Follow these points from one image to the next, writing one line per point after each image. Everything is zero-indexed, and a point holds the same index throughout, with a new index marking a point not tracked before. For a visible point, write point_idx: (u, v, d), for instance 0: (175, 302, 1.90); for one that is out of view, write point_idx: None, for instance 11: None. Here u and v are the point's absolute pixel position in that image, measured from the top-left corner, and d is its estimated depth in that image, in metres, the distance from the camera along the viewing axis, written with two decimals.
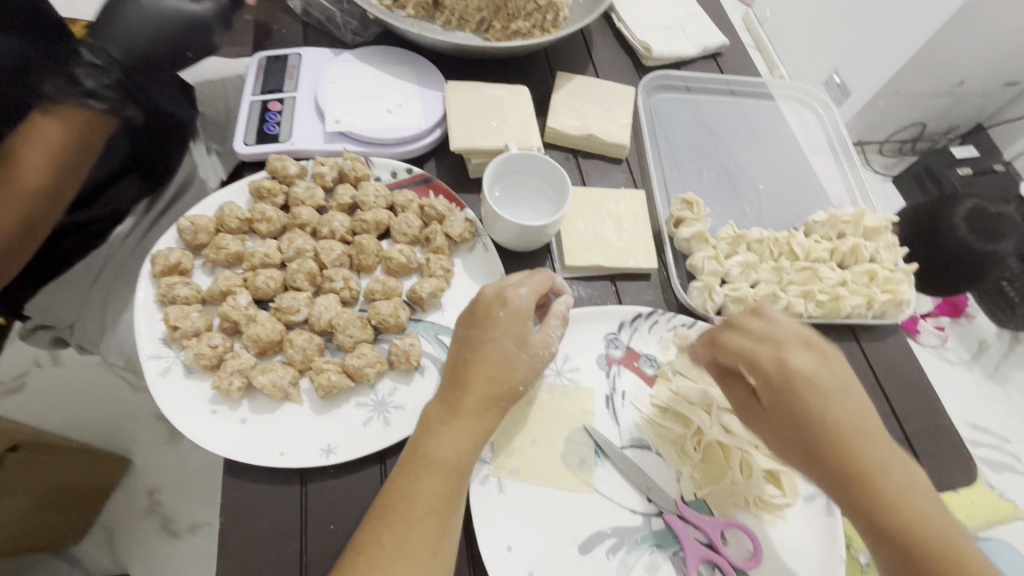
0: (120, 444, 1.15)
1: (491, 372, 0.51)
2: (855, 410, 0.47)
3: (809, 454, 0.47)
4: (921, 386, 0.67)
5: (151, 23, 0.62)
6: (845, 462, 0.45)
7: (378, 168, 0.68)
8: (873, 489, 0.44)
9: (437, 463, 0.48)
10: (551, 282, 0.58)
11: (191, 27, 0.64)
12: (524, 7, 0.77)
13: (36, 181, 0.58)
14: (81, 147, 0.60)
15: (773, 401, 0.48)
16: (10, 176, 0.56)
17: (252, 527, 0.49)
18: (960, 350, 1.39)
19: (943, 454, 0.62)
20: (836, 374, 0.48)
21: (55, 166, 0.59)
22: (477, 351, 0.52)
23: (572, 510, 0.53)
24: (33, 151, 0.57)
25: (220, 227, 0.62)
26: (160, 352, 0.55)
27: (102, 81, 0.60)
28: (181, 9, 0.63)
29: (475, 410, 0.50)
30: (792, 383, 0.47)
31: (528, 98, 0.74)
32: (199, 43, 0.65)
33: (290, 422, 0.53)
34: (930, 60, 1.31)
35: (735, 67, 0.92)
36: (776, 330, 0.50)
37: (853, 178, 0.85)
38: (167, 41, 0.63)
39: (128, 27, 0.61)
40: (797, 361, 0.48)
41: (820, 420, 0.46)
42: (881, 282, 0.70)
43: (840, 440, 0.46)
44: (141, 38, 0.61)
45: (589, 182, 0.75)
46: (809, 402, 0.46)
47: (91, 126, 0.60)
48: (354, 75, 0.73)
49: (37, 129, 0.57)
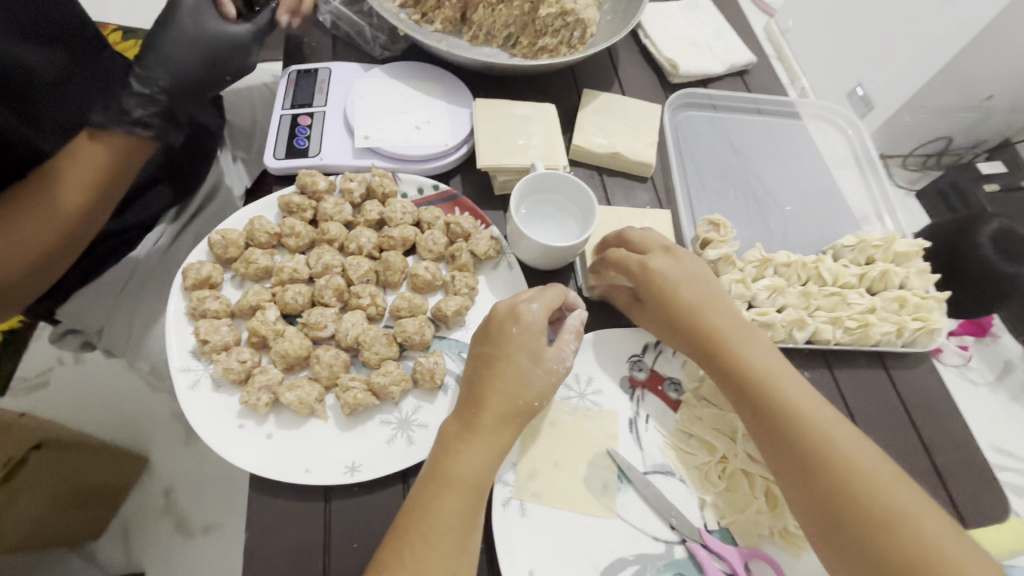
0: (139, 443, 1.17)
1: (509, 390, 0.51)
2: (704, 291, 0.58)
3: (678, 334, 0.57)
4: (951, 415, 0.65)
5: (193, 51, 0.67)
6: (704, 334, 0.55)
7: (405, 184, 0.69)
8: (726, 355, 0.54)
9: (454, 481, 0.48)
10: (563, 296, 0.58)
11: (230, 48, 0.69)
12: (551, 25, 0.77)
13: (73, 201, 0.62)
14: (120, 175, 0.66)
15: (646, 292, 0.58)
16: (54, 198, 0.61)
17: (278, 541, 0.50)
18: (986, 371, 1.35)
19: (972, 487, 0.61)
20: (693, 269, 0.59)
21: (96, 189, 0.64)
22: (493, 369, 0.52)
23: (594, 536, 0.53)
24: (77, 174, 0.62)
25: (249, 241, 0.63)
26: (190, 365, 0.56)
27: (150, 108, 0.66)
28: (221, 31, 0.68)
29: (495, 428, 0.50)
30: (658, 275, 0.58)
31: (555, 116, 0.74)
32: (235, 62, 0.70)
33: (315, 438, 0.54)
34: (960, 75, 1.28)
35: (761, 85, 0.91)
36: (648, 240, 0.61)
37: (882, 200, 0.83)
38: (207, 61, 0.68)
39: (174, 49, 0.67)
40: (661, 259, 0.59)
41: (680, 301, 0.57)
42: (912, 309, 0.69)
43: (698, 318, 0.56)
44: (185, 58, 0.67)
45: (614, 201, 0.75)
46: (671, 287, 0.57)
47: (132, 152, 0.66)
48: (382, 91, 0.73)
49: (81, 154, 0.62)
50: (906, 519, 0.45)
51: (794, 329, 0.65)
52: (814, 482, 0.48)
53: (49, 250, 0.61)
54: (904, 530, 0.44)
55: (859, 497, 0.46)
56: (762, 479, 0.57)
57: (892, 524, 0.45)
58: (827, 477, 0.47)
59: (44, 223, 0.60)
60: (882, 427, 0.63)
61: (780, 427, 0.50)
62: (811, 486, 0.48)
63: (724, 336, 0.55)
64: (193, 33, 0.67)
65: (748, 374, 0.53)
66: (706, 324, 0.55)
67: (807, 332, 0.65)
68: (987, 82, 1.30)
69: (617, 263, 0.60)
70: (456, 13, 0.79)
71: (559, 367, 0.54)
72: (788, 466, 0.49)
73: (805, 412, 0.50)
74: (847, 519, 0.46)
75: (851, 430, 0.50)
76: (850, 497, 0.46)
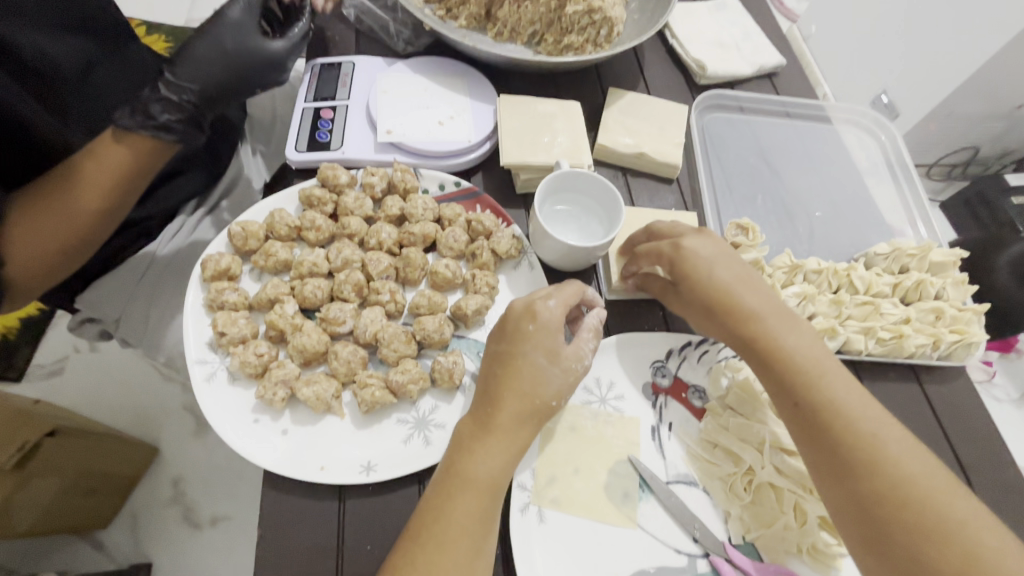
0: (150, 433, 1.17)
1: (525, 390, 0.49)
2: (744, 277, 0.55)
3: (714, 323, 0.55)
4: (988, 432, 0.63)
5: (222, 60, 0.61)
6: (742, 322, 0.53)
7: (426, 180, 0.68)
8: (765, 344, 0.52)
9: (469, 481, 0.46)
10: (580, 293, 0.56)
11: (262, 61, 0.62)
12: (578, 22, 0.75)
13: (97, 204, 0.59)
14: (143, 174, 0.61)
15: (679, 278, 0.56)
16: (73, 196, 0.58)
17: (292, 538, 0.48)
18: (1009, 388, 1.31)
19: (1009, 508, 0.58)
20: (731, 255, 0.57)
21: (114, 189, 0.59)
22: (507, 368, 0.50)
23: (614, 546, 0.51)
24: (98, 172, 0.58)
25: (269, 234, 0.63)
26: (206, 357, 0.55)
27: (175, 114, 0.59)
28: (260, 45, 0.62)
29: (511, 427, 0.48)
30: (691, 261, 0.55)
31: (579, 114, 0.72)
32: (265, 78, 0.64)
33: (331, 436, 0.52)
34: (992, 84, 1.24)
35: (791, 88, 0.89)
36: (681, 227, 0.59)
37: (914, 208, 0.81)
38: (238, 74, 0.62)
39: (206, 57, 0.60)
40: (695, 245, 0.56)
41: (716, 287, 0.54)
42: (948, 321, 0.67)
43: (735, 306, 0.53)
44: (216, 69, 0.61)
45: (638, 202, 0.73)
46: (707, 272, 0.55)
47: (155, 154, 0.61)
48: (405, 85, 0.73)
49: (104, 151, 0.59)
50: (954, 526, 0.42)
51: (824, 338, 0.63)
52: (858, 482, 0.45)
53: (61, 247, 0.59)
54: (950, 536, 0.42)
55: (903, 498, 0.44)
56: (791, 493, 0.55)
57: (941, 531, 0.42)
58: (871, 478, 0.45)
59: (61, 220, 0.58)
60: None
61: (822, 423, 0.48)
62: (852, 487, 0.46)
63: (764, 325, 0.52)
64: (231, 39, 0.61)
65: (788, 365, 0.50)
66: (744, 312, 0.53)
67: (838, 342, 0.63)
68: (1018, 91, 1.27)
69: (647, 254, 0.59)
70: (482, 10, 0.78)
71: (577, 369, 0.52)
72: (827, 463, 0.47)
73: (849, 407, 0.48)
74: (888, 522, 0.44)
75: (897, 428, 0.48)
76: (897, 504, 0.44)
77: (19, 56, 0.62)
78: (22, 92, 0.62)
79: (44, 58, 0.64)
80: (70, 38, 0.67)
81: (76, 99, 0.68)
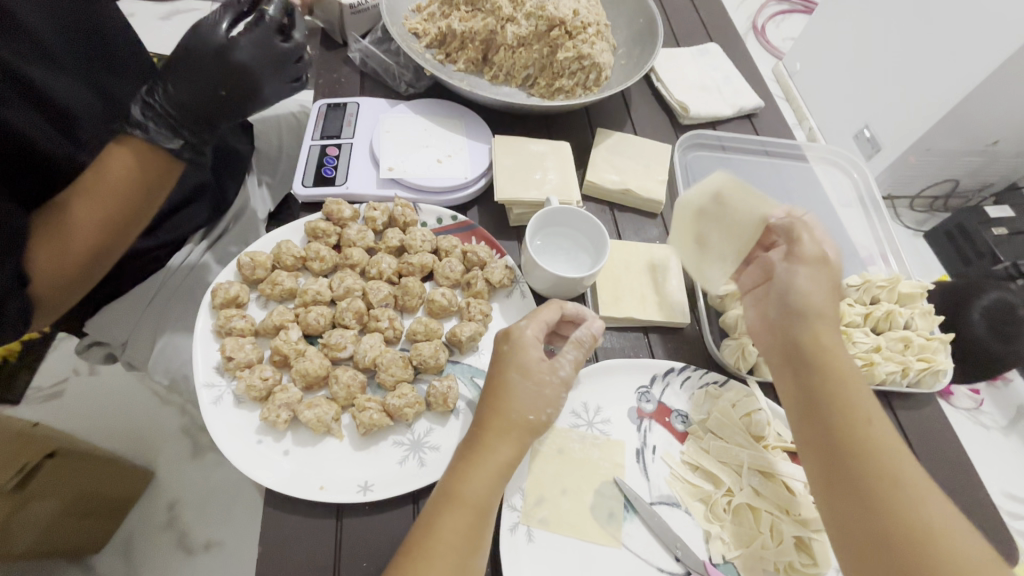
0: (146, 456, 1.18)
1: (508, 413, 0.52)
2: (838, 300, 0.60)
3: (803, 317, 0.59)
4: (957, 456, 0.66)
5: (191, 67, 0.61)
6: (813, 354, 0.56)
7: (425, 214, 0.72)
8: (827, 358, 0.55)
9: (462, 501, 0.48)
10: (557, 313, 0.60)
11: (224, 63, 0.61)
12: (568, 67, 0.81)
13: (99, 212, 0.61)
14: (146, 185, 0.63)
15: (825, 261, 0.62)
16: (79, 206, 0.60)
17: (291, 555, 0.51)
18: (996, 415, 1.35)
19: (980, 531, 0.61)
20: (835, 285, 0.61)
21: (119, 200, 0.61)
22: (492, 393, 0.53)
23: (599, 564, 0.53)
24: (99, 182, 0.60)
25: (275, 264, 0.66)
26: (214, 381, 0.58)
27: (151, 116, 0.61)
28: (226, 50, 0.61)
29: (494, 446, 0.51)
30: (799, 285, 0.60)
31: (569, 153, 0.78)
32: (237, 83, 0.62)
33: (330, 457, 0.55)
34: (964, 121, 1.30)
35: (769, 127, 0.95)
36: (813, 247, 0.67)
37: (886, 243, 0.85)
38: (207, 83, 0.62)
39: (179, 67, 0.61)
40: (801, 270, 0.61)
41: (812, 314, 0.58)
42: (916, 350, 0.71)
43: (815, 337, 0.57)
44: (188, 79, 0.61)
45: (624, 235, 0.78)
46: (809, 302, 0.59)
47: (154, 162, 0.62)
48: (407, 125, 0.78)
49: (111, 160, 0.60)
50: (970, 573, 0.42)
51: None
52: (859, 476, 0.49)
53: (77, 259, 0.61)
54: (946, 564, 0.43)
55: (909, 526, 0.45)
56: (767, 513, 0.57)
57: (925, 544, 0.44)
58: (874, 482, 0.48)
59: (70, 231, 0.60)
60: None
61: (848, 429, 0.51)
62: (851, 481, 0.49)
63: (835, 360, 0.55)
64: (201, 51, 0.61)
65: (845, 401, 0.53)
66: (822, 344, 0.56)
67: None
68: (991, 127, 1.33)
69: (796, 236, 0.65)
70: (479, 55, 0.85)
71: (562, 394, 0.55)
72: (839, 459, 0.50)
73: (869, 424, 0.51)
74: (896, 550, 0.45)
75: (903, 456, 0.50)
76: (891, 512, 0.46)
77: (42, 92, 0.63)
78: (47, 124, 0.64)
79: (67, 94, 0.66)
80: (90, 73, 0.70)
81: (90, 130, 0.69)
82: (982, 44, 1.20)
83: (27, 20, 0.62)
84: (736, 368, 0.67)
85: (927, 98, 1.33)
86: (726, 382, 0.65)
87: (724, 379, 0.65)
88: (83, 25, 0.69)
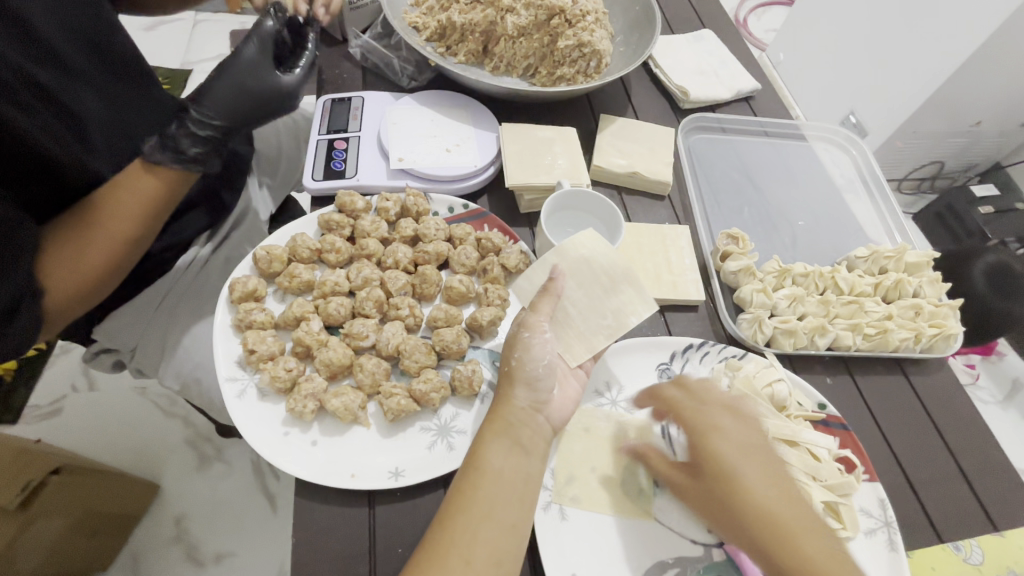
0: (151, 470, 1.16)
1: (525, 377, 0.54)
2: (748, 461, 0.50)
3: (726, 512, 0.49)
4: (971, 420, 0.67)
5: (241, 92, 0.62)
6: (739, 508, 0.48)
7: (436, 203, 0.72)
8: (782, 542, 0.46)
9: (504, 479, 0.49)
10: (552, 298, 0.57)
11: (278, 93, 0.64)
12: (569, 55, 0.82)
13: (122, 230, 0.60)
14: (170, 202, 0.63)
15: (695, 438, 0.52)
16: (103, 224, 0.60)
17: (324, 546, 0.50)
18: (993, 390, 1.37)
19: (997, 491, 0.62)
20: (749, 444, 0.52)
21: (143, 218, 0.61)
22: (511, 364, 0.55)
23: (632, 540, 0.53)
24: (126, 201, 0.60)
25: (291, 257, 0.66)
26: (237, 375, 0.57)
27: (195, 141, 0.60)
28: (276, 79, 0.64)
29: (524, 417, 0.52)
30: (697, 421, 0.53)
31: (576, 139, 0.78)
32: (280, 109, 0.65)
33: (358, 445, 0.55)
34: (948, 102, 1.33)
35: (767, 109, 0.96)
36: (705, 394, 0.56)
37: (890, 220, 0.86)
38: (256, 108, 0.63)
39: (226, 90, 0.62)
40: (709, 411, 0.54)
41: (712, 457, 0.51)
42: (928, 316, 0.72)
43: (727, 479, 0.49)
44: (238, 104, 0.62)
45: (634, 218, 0.78)
46: (706, 446, 0.51)
47: (181, 183, 0.62)
48: (413, 116, 0.78)
49: (137, 180, 0.60)
50: None
51: (815, 336, 0.68)
52: None
53: (97, 274, 0.60)
54: None
55: None
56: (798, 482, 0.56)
57: None
58: None
59: (91, 247, 0.59)
60: (904, 431, 0.65)
61: None
62: None
63: (762, 508, 0.48)
64: (248, 76, 0.63)
65: (791, 552, 0.46)
66: (742, 490, 0.49)
67: (827, 339, 0.68)
68: (976, 108, 1.37)
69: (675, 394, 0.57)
70: (479, 46, 0.85)
71: (584, 353, 0.58)
72: None
73: None
74: None
75: None
76: None
77: (46, 91, 0.61)
78: (53, 120, 0.62)
79: (60, 87, 0.63)
80: (84, 66, 0.67)
81: (100, 133, 0.69)
82: (960, 27, 1.23)
83: (28, 15, 0.60)
84: (754, 341, 0.68)
85: (911, 80, 1.36)
86: (746, 355, 0.65)
87: (743, 352, 0.66)
88: (79, 20, 0.67)
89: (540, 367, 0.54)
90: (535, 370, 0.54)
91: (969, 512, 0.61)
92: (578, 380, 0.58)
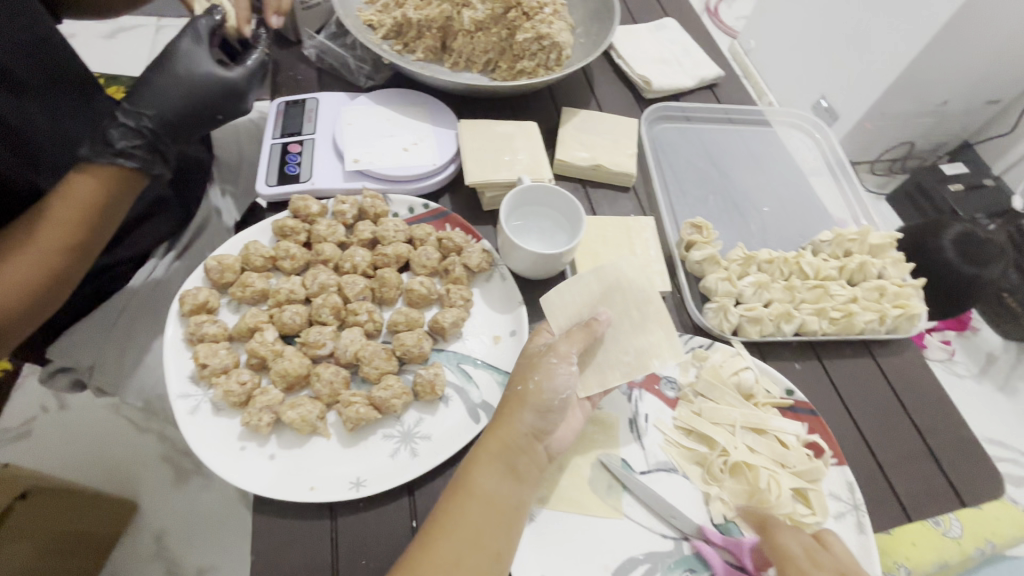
0: (127, 488, 1.13)
1: (538, 404, 0.52)
2: None
3: None
4: (939, 398, 0.67)
5: (181, 87, 0.61)
6: None
7: (396, 204, 0.71)
8: None
9: (494, 502, 0.48)
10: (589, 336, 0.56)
11: (220, 88, 0.63)
12: (528, 48, 0.81)
13: (58, 236, 0.57)
14: (114, 207, 0.60)
15: None
16: (40, 231, 0.57)
17: (286, 560, 0.49)
18: (969, 364, 1.39)
19: (965, 468, 0.63)
20: None
21: (81, 223, 0.58)
22: (526, 385, 0.53)
23: (602, 538, 0.53)
24: (64, 207, 0.57)
25: (244, 266, 0.64)
26: (189, 391, 0.55)
27: (133, 140, 0.59)
28: (215, 71, 0.62)
29: (526, 444, 0.51)
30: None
31: (537, 133, 0.77)
32: (229, 106, 0.64)
33: (319, 457, 0.53)
34: (913, 83, 1.34)
35: (731, 96, 0.95)
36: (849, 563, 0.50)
37: (855, 203, 0.87)
38: (196, 105, 0.62)
39: (164, 86, 0.61)
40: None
41: None
42: (892, 298, 0.72)
43: None
44: (178, 100, 0.61)
45: (599, 211, 0.78)
46: None
47: (122, 184, 0.59)
48: (369, 116, 0.76)
49: (76, 184, 0.58)
50: None
51: (781, 322, 0.68)
52: None
53: (33, 283, 0.56)
54: None
55: None
56: (765, 470, 0.57)
57: None
58: None
59: (25, 254, 0.56)
60: (872, 412, 0.65)
61: None
62: None
63: None
64: (185, 69, 0.62)
65: None
66: None
67: (793, 325, 0.68)
68: (942, 88, 1.37)
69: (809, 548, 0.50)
70: (437, 42, 0.83)
71: (595, 385, 0.57)
72: None
73: None
74: None
75: None
76: None
77: None
78: None
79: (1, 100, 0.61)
80: (27, 77, 0.65)
81: (50, 145, 0.67)
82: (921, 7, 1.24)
83: None
84: (721, 331, 0.68)
85: (877, 62, 1.36)
86: (713, 345, 0.65)
87: (710, 342, 0.65)
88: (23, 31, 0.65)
89: (558, 399, 0.53)
90: (553, 402, 0.53)
91: (938, 490, 0.61)
92: (584, 412, 0.57)
